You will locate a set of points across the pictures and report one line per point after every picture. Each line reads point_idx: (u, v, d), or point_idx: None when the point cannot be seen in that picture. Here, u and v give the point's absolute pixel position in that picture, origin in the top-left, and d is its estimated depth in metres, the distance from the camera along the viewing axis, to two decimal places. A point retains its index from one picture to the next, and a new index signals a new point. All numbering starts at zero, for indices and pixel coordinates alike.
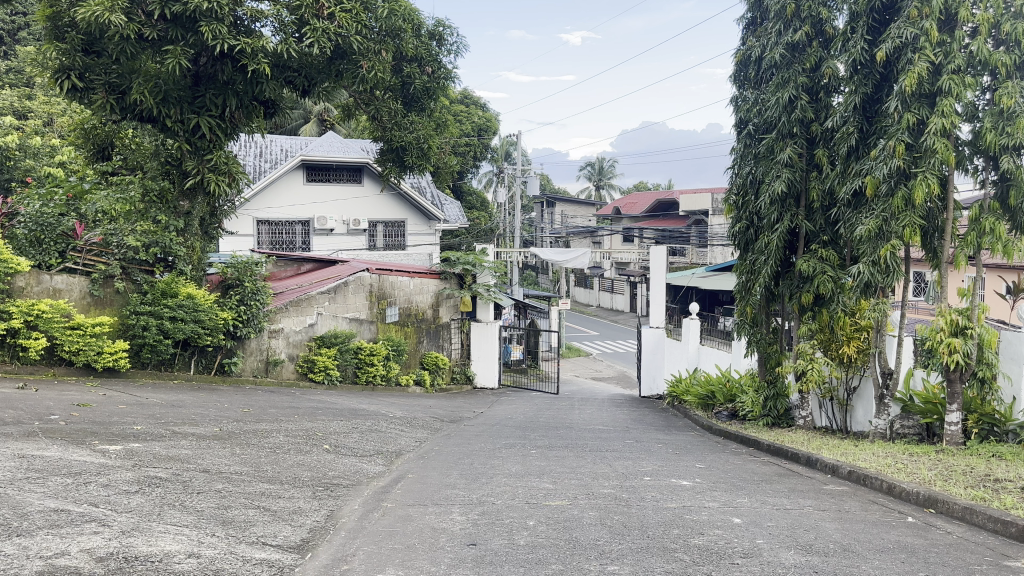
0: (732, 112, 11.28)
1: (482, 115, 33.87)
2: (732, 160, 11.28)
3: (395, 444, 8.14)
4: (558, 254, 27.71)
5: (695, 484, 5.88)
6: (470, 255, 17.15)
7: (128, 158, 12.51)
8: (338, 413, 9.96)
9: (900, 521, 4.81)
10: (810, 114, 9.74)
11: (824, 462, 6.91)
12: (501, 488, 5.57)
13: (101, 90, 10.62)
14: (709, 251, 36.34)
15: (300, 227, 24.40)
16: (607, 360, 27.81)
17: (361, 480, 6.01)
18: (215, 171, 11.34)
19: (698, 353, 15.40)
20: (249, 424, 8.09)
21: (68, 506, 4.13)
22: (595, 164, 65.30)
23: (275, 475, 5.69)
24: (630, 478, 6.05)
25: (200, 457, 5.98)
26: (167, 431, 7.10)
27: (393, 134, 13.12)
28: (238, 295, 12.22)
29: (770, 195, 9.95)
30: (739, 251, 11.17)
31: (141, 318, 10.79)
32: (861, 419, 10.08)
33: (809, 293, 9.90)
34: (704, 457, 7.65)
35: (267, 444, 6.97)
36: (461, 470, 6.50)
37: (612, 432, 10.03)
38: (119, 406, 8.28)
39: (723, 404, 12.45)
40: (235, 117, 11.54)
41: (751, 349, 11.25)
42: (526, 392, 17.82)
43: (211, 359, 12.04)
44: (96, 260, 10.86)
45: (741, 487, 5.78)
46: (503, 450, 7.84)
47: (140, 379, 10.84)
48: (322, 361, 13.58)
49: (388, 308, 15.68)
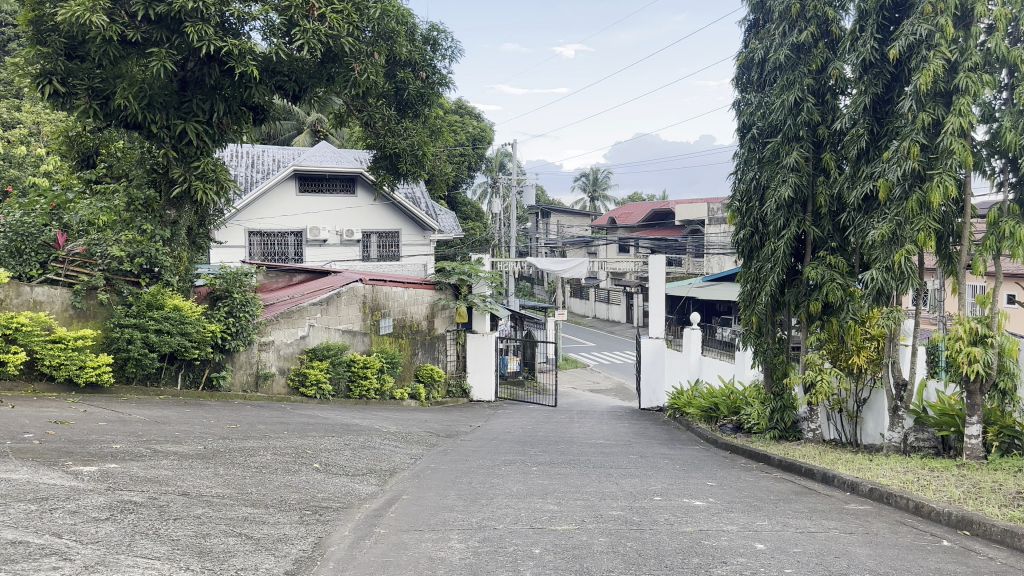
0: (735, 116, 10.97)
1: (476, 125, 33.65)
2: (734, 165, 10.96)
3: (389, 462, 7.76)
4: (556, 262, 27.26)
5: (709, 504, 5.51)
6: (466, 265, 16.88)
7: (113, 166, 12.13)
8: (329, 428, 9.58)
9: (936, 546, 4.47)
10: (817, 117, 9.45)
11: (842, 478, 6.56)
12: (503, 510, 5.20)
13: (84, 95, 10.26)
14: (707, 260, 36.04)
15: (293, 237, 24.03)
16: (604, 371, 27.48)
17: (352, 502, 5.63)
18: (203, 178, 10.96)
19: (700, 364, 14.94)
20: (236, 441, 7.71)
21: (26, 537, 3.74)
22: (590, 174, 65.10)
23: (260, 498, 5.30)
24: (639, 497, 5.70)
25: (180, 479, 5.59)
26: (147, 450, 6.70)
27: (387, 140, 12.78)
28: (227, 307, 11.83)
29: (777, 200, 9.64)
30: (743, 258, 10.85)
31: (125, 331, 10.41)
32: (872, 433, 9.69)
33: (817, 302, 9.57)
34: (713, 473, 7.29)
35: (253, 464, 6.58)
36: (459, 489, 6.12)
37: (615, 447, 9.67)
38: (98, 423, 7.88)
39: (727, 416, 12.09)
40: (222, 122, 11.24)
41: (757, 360, 10.88)
42: (524, 405, 17.44)
43: (199, 373, 11.65)
44: (79, 271, 10.53)
45: (759, 507, 5.42)
46: (502, 468, 7.46)
47: (125, 394, 10.43)
48: (314, 374, 13.19)
49: (382, 320, 15.32)
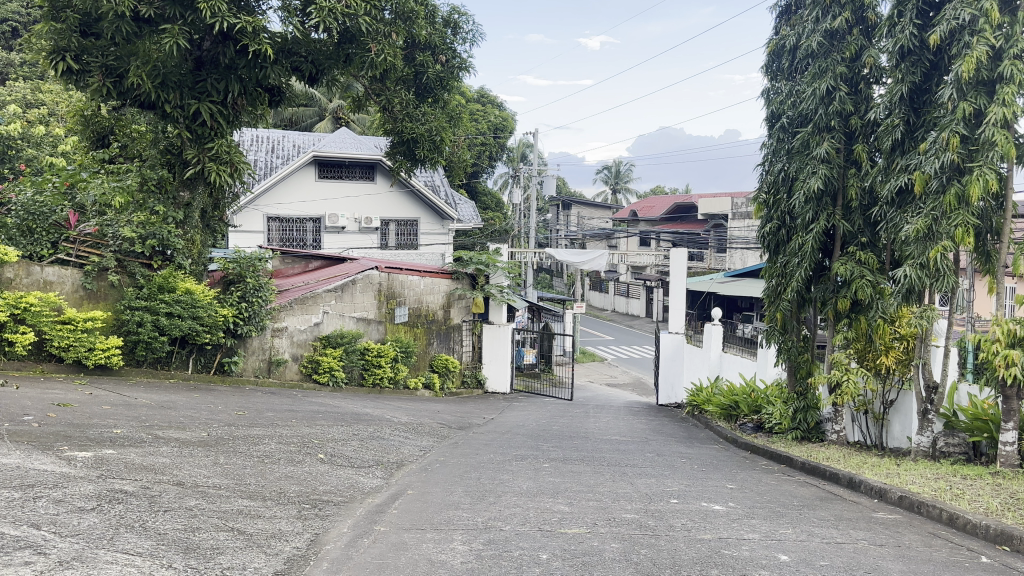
0: (764, 105, 10.59)
1: (498, 114, 33.28)
2: (762, 156, 10.60)
3: (397, 454, 7.52)
4: (575, 254, 26.89)
5: (729, 509, 5.22)
6: (484, 255, 16.61)
7: (127, 145, 11.96)
8: (338, 417, 9.37)
9: (974, 562, 4.16)
10: (849, 106, 9.07)
11: (869, 485, 6.24)
12: (511, 509, 4.94)
13: (97, 72, 10.10)
14: (729, 256, 35.53)
15: (312, 223, 23.91)
16: (622, 366, 27.15)
17: (355, 496, 5.39)
18: (216, 160, 10.79)
19: (720, 360, 14.60)
20: (241, 429, 7.51)
21: (2, 528, 3.54)
22: (612, 167, 64.53)
23: (258, 490, 5.08)
24: (654, 499, 5.42)
25: (176, 467, 5.38)
26: (148, 437, 6.52)
27: (405, 125, 12.50)
28: (240, 292, 11.66)
29: (806, 193, 9.28)
30: (769, 252, 10.50)
31: (136, 313, 10.27)
32: (898, 435, 9.32)
33: (845, 299, 9.23)
34: (733, 475, 6.98)
35: (255, 453, 6.37)
36: (466, 485, 5.87)
37: (631, 444, 9.37)
38: (103, 407, 7.71)
39: (747, 415, 11.75)
40: (237, 103, 11.04)
41: (780, 358, 10.54)
42: (540, 398, 17.14)
43: (211, 357, 11.52)
44: (91, 252, 10.35)
45: (782, 514, 5.13)
46: (514, 464, 7.20)
47: (134, 377, 10.32)
48: (327, 361, 13.00)
49: (397, 308, 15.12)
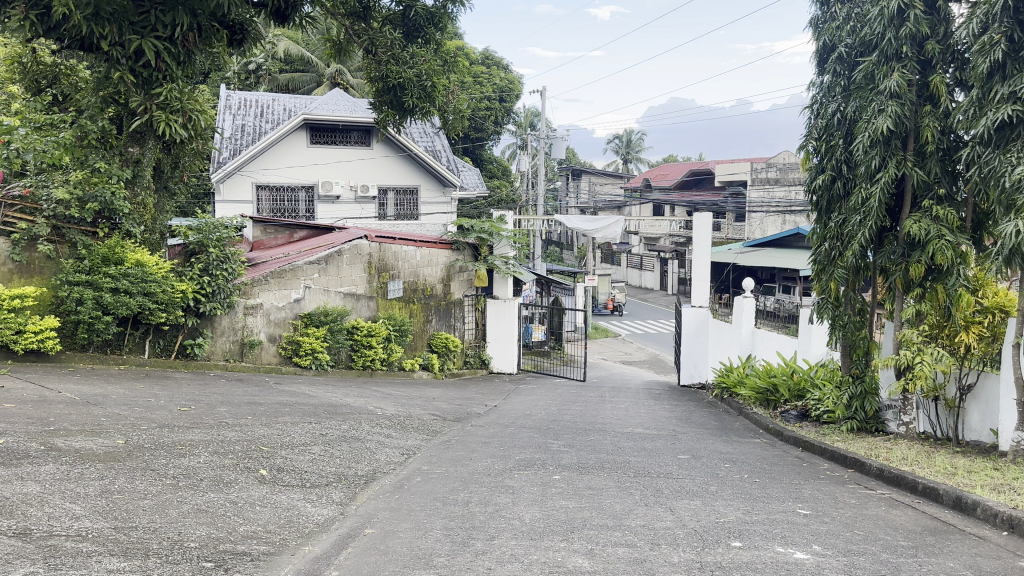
0: (812, 38, 8.86)
1: (504, 77, 31.38)
2: (810, 97, 8.91)
3: (370, 463, 5.96)
4: (585, 222, 25.00)
5: (818, 560, 3.66)
6: (487, 222, 14.90)
7: (69, 96, 10.28)
8: (308, 411, 7.83)
9: None
10: (925, 28, 7.37)
11: (990, 510, 4.65)
12: (504, 569, 3.41)
13: (20, 3, 8.43)
14: (748, 225, 33.74)
15: (304, 192, 22.37)
16: (637, 342, 25.53)
17: (290, 539, 3.86)
18: (167, 108, 9.31)
19: (753, 337, 12.74)
20: (174, 432, 5.99)
21: None
22: (624, 137, 62.61)
23: (142, 540, 3.54)
24: (709, 544, 3.85)
25: (36, 502, 3.84)
26: (38, 449, 4.99)
27: (390, 69, 10.89)
28: (202, 263, 10.06)
29: (871, 134, 7.61)
30: (818, 211, 8.85)
31: (73, 290, 8.77)
32: (978, 427, 7.49)
33: (920, 264, 7.58)
34: (797, 490, 5.40)
35: (171, 471, 4.82)
36: (448, 518, 4.31)
37: (660, 441, 7.78)
38: (5, 406, 6.19)
39: (789, 401, 10.18)
40: (188, 40, 9.34)
41: (833, 336, 8.84)
42: (550, 380, 15.53)
43: (171, 340, 10.04)
44: (21, 218, 8.88)
45: (898, 569, 3.58)
46: (516, 476, 5.63)
47: (75, 364, 8.86)
48: (309, 342, 11.43)
49: (390, 282, 13.46)
